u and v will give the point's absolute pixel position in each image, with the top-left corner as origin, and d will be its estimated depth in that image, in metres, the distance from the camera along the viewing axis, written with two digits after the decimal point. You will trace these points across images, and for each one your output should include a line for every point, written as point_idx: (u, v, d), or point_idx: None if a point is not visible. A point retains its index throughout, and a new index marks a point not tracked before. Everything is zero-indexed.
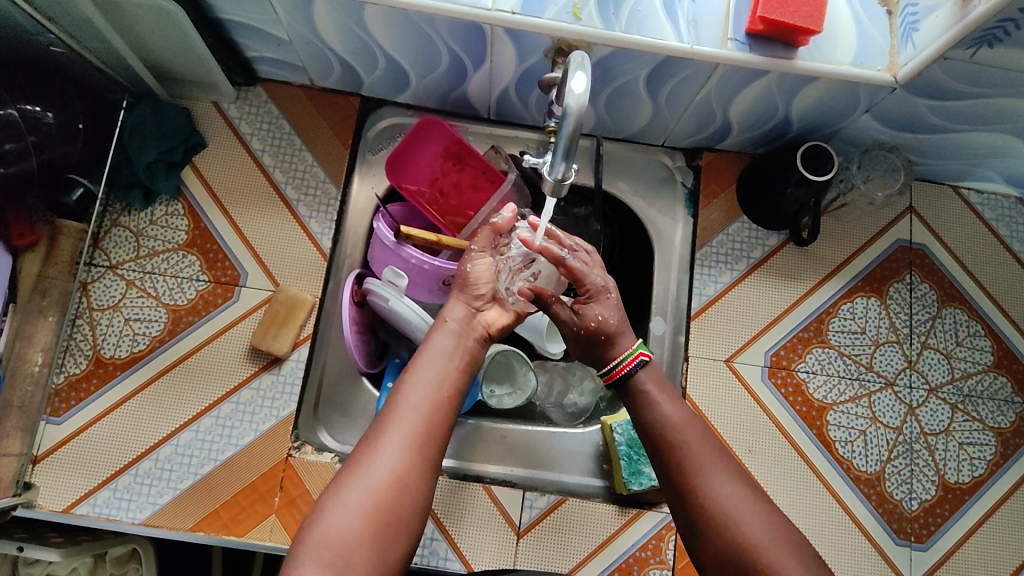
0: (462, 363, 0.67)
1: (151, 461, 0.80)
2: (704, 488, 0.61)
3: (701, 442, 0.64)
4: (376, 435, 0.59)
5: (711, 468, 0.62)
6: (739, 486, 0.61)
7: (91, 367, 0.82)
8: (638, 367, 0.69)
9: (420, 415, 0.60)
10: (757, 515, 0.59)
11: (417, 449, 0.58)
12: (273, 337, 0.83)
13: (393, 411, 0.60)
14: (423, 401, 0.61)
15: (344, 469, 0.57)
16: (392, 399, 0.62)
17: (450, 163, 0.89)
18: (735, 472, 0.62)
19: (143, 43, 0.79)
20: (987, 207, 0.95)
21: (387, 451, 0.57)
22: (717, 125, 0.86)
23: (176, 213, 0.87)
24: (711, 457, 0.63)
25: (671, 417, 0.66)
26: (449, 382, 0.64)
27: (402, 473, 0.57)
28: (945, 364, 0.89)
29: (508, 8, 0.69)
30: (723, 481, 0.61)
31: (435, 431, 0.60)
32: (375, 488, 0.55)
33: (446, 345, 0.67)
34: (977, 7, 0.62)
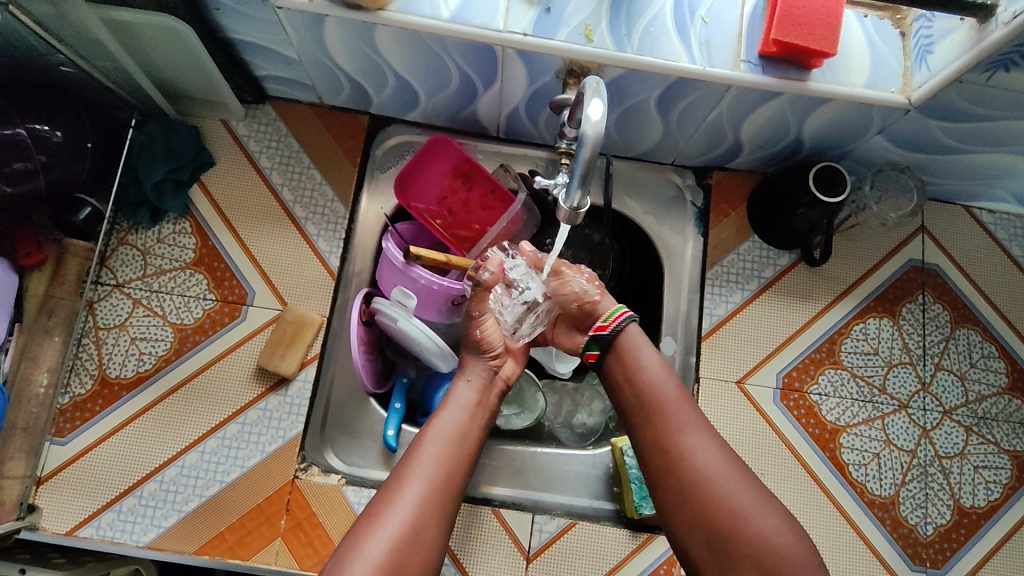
0: (478, 419, 0.72)
1: (156, 483, 0.79)
2: (682, 444, 0.69)
3: (683, 408, 0.71)
4: (395, 487, 0.63)
5: (691, 429, 0.70)
6: (717, 451, 0.69)
7: (97, 388, 0.81)
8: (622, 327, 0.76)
9: (436, 467, 0.65)
10: (730, 471, 0.67)
11: (433, 500, 0.63)
12: (280, 357, 0.82)
13: (411, 462, 0.65)
14: (440, 454, 0.66)
15: (364, 518, 0.61)
16: (411, 452, 0.66)
17: (458, 182, 0.88)
18: (715, 441, 0.70)
19: (153, 63, 0.79)
20: (999, 227, 0.94)
21: (404, 502, 0.61)
22: (728, 144, 0.85)
23: (184, 231, 0.86)
24: (688, 418, 0.71)
25: (657, 379, 0.73)
26: (467, 437, 0.69)
27: (419, 524, 0.61)
28: (959, 386, 0.88)
29: (519, 29, 0.69)
30: (705, 448, 0.69)
31: (451, 482, 0.65)
32: (393, 536, 0.59)
33: (464, 401, 0.72)
34: (994, 31, 0.62)
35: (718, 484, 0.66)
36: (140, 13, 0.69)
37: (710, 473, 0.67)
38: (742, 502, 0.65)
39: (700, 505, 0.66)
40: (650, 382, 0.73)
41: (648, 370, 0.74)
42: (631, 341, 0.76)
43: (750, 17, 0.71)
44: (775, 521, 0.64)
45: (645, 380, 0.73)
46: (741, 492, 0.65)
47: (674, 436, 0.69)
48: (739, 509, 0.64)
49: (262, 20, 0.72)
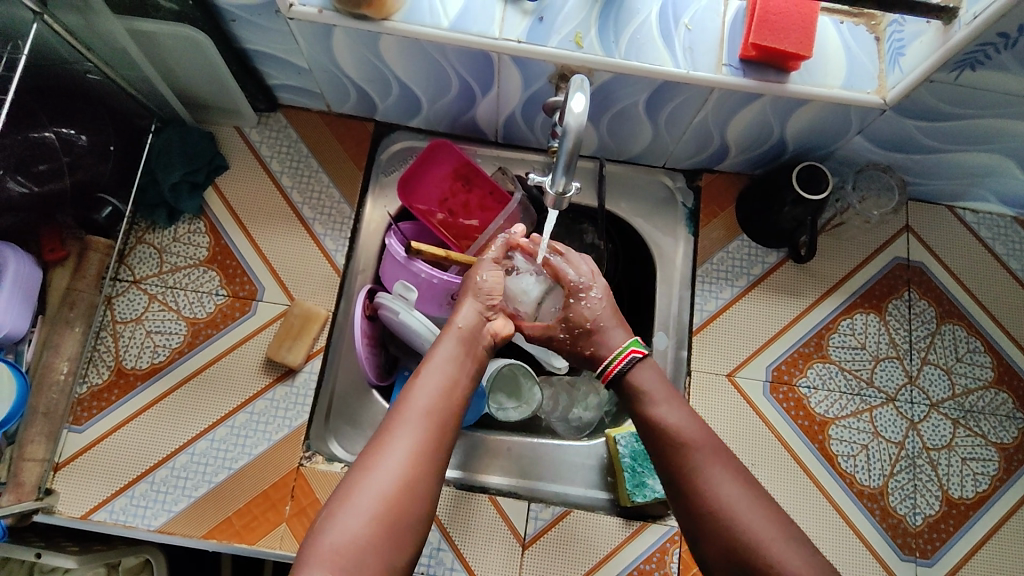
0: (465, 371, 0.71)
1: (167, 469, 0.83)
2: (710, 484, 0.66)
3: (700, 439, 0.69)
4: (382, 440, 0.62)
5: (719, 467, 0.67)
6: (738, 481, 0.66)
7: (113, 378, 0.86)
8: (632, 362, 0.76)
9: (425, 420, 0.64)
10: (761, 512, 0.63)
11: (422, 453, 0.62)
12: (287, 349, 0.86)
13: (398, 416, 0.64)
14: (428, 407, 0.65)
15: (351, 475, 0.61)
16: (399, 405, 0.65)
17: (458, 184, 0.93)
18: (734, 468, 0.67)
19: (173, 73, 0.85)
20: (983, 225, 0.97)
21: (393, 454, 0.61)
22: (715, 147, 0.89)
23: (198, 230, 0.91)
24: (717, 458, 0.68)
25: (678, 419, 0.71)
26: (453, 388, 0.68)
27: (409, 476, 0.60)
28: (946, 380, 0.90)
29: (514, 37, 0.74)
30: (724, 478, 0.66)
31: (440, 435, 0.64)
32: (382, 491, 0.59)
33: (451, 353, 0.71)
34: (957, 32, 0.65)
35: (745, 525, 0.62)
36: (163, 24, 0.74)
37: (737, 514, 0.63)
38: (775, 540, 0.61)
39: (730, 547, 0.63)
40: (671, 423, 0.71)
41: (659, 407, 0.72)
42: (638, 381, 0.75)
43: (731, 24, 0.76)
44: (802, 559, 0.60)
45: (666, 419, 0.71)
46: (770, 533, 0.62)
47: (697, 475, 0.67)
48: (774, 552, 0.61)
49: (276, 31, 0.77)
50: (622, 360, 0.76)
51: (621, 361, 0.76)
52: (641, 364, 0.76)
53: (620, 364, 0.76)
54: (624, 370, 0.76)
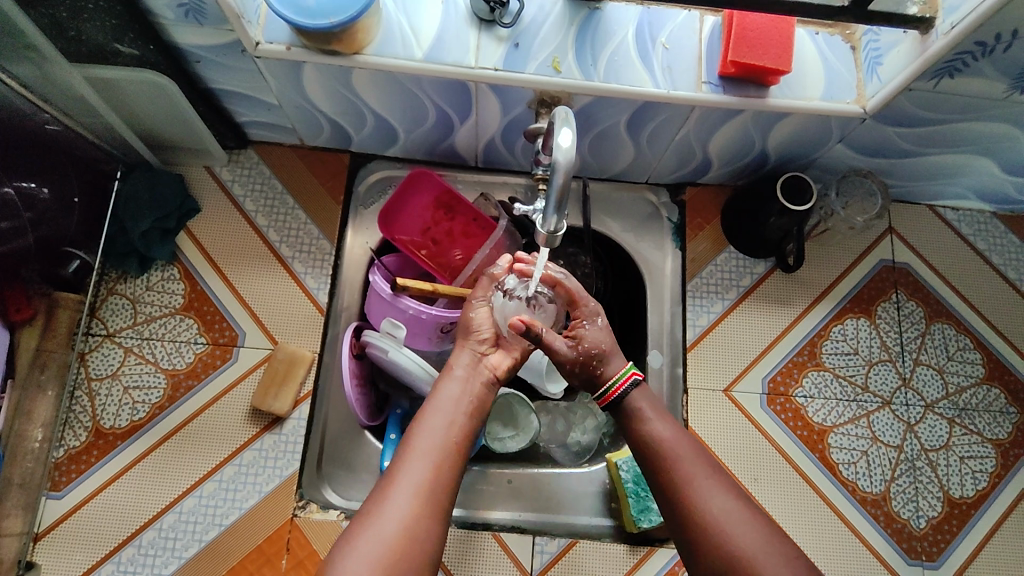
0: (469, 409, 0.68)
1: (155, 531, 0.79)
2: (700, 502, 0.63)
3: (692, 458, 0.66)
4: (385, 487, 0.60)
5: (705, 483, 0.64)
6: (733, 499, 0.63)
7: (91, 439, 0.82)
8: (632, 386, 0.71)
9: (429, 465, 0.62)
10: (755, 531, 0.61)
11: (427, 498, 0.60)
12: (273, 396, 0.83)
13: (403, 459, 0.62)
14: (434, 450, 0.63)
15: (353, 524, 0.58)
16: (402, 449, 0.63)
17: (440, 213, 0.91)
18: (730, 486, 0.65)
19: (137, 117, 0.81)
20: (963, 223, 0.98)
21: (396, 500, 0.59)
22: (698, 161, 0.88)
23: (172, 277, 0.88)
24: (708, 475, 0.65)
25: (674, 441, 0.67)
26: (458, 426, 0.66)
27: (413, 522, 0.58)
28: (939, 380, 0.91)
29: (490, 65, 0.72)
30: (717, 495, 0.63)
31: (444, 480, 0.62)
32: (385, 539, 0.57)
33: (454, 393, 0.69)
34: (934, 42, 0.65)
35: (737, 545, 0.60)
36: (124, 70, 0.71)
37: (727, 532, 0.61)
38: (765, 559, 0.59)
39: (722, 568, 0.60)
40: (663, 443, 0.67)
41: (652, 424, 0.69)
42: (635, 402, 0.71)
43: (709, 41, 0.75)
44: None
45: (658, 441, 0.68)
46: (763, 552, 0.59)
47: (688, 495, 0.64)
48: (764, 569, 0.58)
49: (242, 70, 0.75)
50: (623, 383, 0.72)
51: (623, 382, 0.71)
52: (637, 390, 0.72)
53: (621, 387, 0.71)
54: (624, 395, 0.71)
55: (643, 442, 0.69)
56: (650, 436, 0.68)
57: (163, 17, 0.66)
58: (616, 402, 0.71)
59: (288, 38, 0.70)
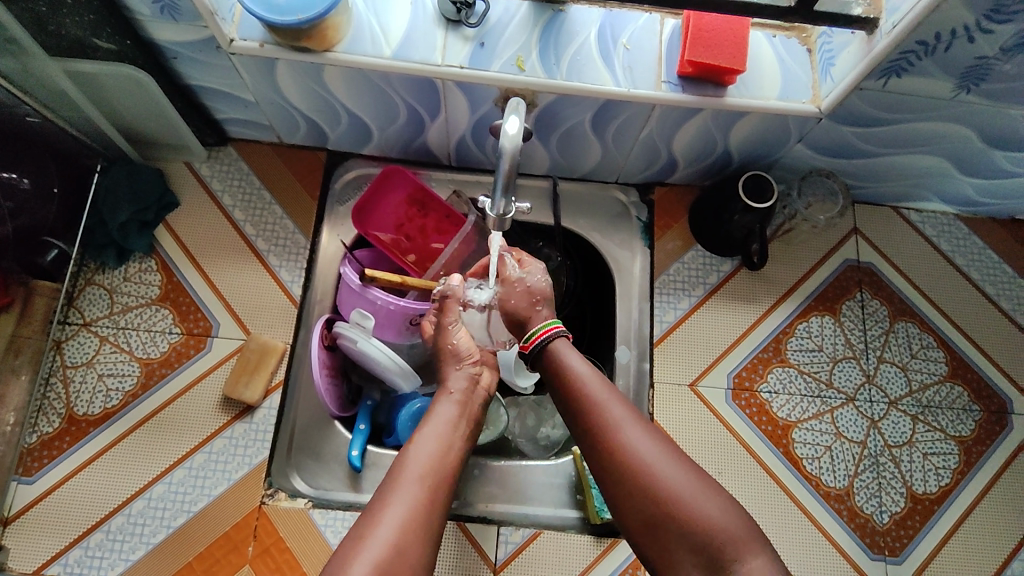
0: (461, 431, 0.71)
1: (123, 516, 0.80)
2: (622, 441, 0.65)
3: (613, 400, 0.68)
4: (378, 507, 0.61)
5: (626, 423, 0.66)
6: (653, 440, 0.65)
7: (64, 426, 0.83)
8: (556, 337, 0.75)
9: (422, 482, 0.63)
10: (677, 468, 0.63)
11: (419, 517, 0.61)
12: (244, 385, 0.84)
13: (396, 478, 0.64)
14: (426, 470, 0.65)
15: (349, 539, 0.59)
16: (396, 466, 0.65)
17: (414, 209, 0.93)
18: (649, 428, 0.66)
19: (117, 112, 0.84)
20: (927, 224, 1.00)
21: (389, 519, 0.60)
22: (665, 160, 0.91)
23: (149, 269, 0.90)
24: (629, 417, 0.67)
25: (588, 384, 0.70)
26: (448, 450, 0.68)
27: (405, 542, 0.59)
28: (902, 377, 0.92)
29: (456, 63, 0.75)
30: (639, 436, 0.65)
31: (438, 498, 0.63)
32: (379, 557, 0.57)
33: (448, 415, 0.72)
34: (879, 41, 0.67)
35: (663, 482, 0.62)
36: (103, 64, 0.74)
37: (651, 470, 0.63)
38: (692, 495, 0.61)
39: (646, 502, 0.62)
40: (586, 388, 0.69)
41: (572, 367, 0.72)
42: (557, 352, 0.74)
43: (668, 42, 0.77)
44: (723, 514, 0.60)
45: (580, 381, 0.70)
46: (690, 488, 0.61)
47: (612, 436, 0.66)
48: (689, 508, 0.60)
49: (218, 66, 0.77)
50: (542, 336, 0.75)
51: (541, 335, 0.75)
52: (560, 341, 0.75)
53: (541, 338, 0.75)
54: (548, 342, 0.74)
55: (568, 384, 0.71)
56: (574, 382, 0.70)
57: (140, 13, 0.69)
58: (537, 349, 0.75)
59: (261, 35, 0.73)
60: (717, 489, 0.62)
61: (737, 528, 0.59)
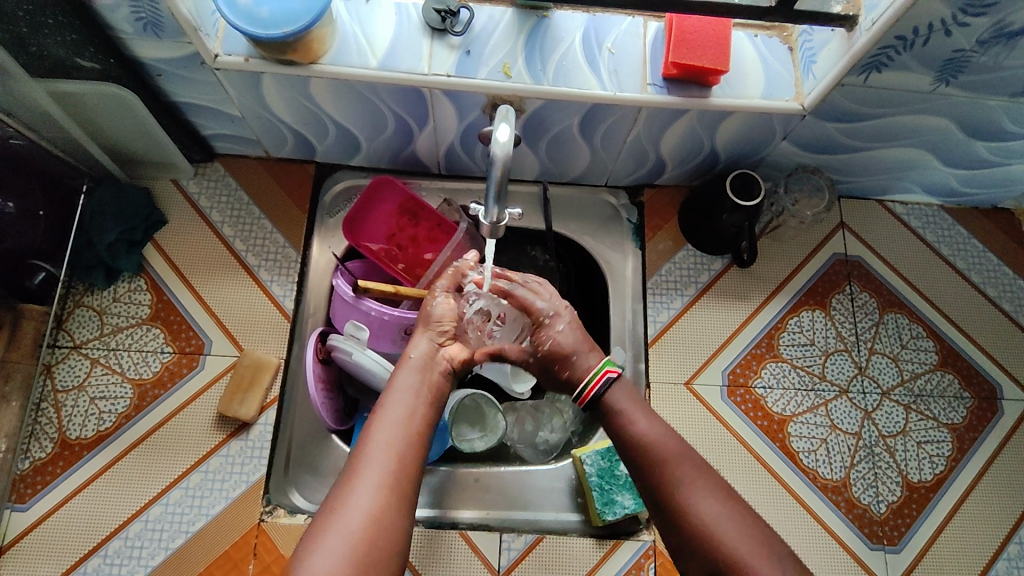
0: (426, 398, 0.69)
1: (121, 540, 0.79)
2: (688, 504, 0.63)
3: (683, 460, 0.66)
4: (348, 481, 0.60)
5: (698, 488, 0.64)
6: (723, 502, 0.63)
7: (57, 450, 0.82)
8: (609, 382, 0.72)
9: (390, 454, 0.62)
10: (741, 527, 0.61)
11: (391, 487, 0.60)
12: (239, 402, 0.84)
13: (363, 453, 0.62)
14: (394, 439, 0.63)
15: (319, 518, 0.58)
16: (362, 441, 0.64)
17: (405, 219, 0.93)
18: (719, 489, 0.64)
19: (102, 131, 0.83)
20: (912, 216, 1.01)
21: (360, 492, 0.59)
22: (653, 162, 0.91)
23: (139, 289, 0.89)
24: (697, 476, 0.65)
25: (659, 443, 0.68)
26: (416, 417, 0.66)
27: (378, 513, 0.58)
28: (894, 367, 0.93)
29: (443, 71, 0.75)
30: (707, 499, 0.63)
31: (408, 468, 0.62)
32: (353, 531, 0.56)
33: (411, 382, 0.69)
34: (859, 38, 0.68)
35: (727, 546, 0.60)
36: (87, 84, 0.73)
37: (716, 534, 0.61)
38: (756, 557, 0.59)
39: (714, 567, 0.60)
40: (652, 446, 0.67)
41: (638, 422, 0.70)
42: (617, 403, 0.72)
43: (653, 45, 0.78)
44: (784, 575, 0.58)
45: (649, 439, 0.68)
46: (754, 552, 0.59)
47: (678, 496, 0.64)
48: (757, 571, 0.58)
49: (203, 82, 0.77)
50: (597, 382, 0.73)
51: (598, 382, 0.72)
52: (613, 388, 0.73)
53: (597, 385, 0.72)
54: (603, 391, 0.72)
55: (636, 444, 0.69)
56: (638, 438, 0.69)
57: (123, 32, 0.69)
58: (594, 399, 0.73)
59: (245, 50, 0.73)
60: (781, 549, 0.60)
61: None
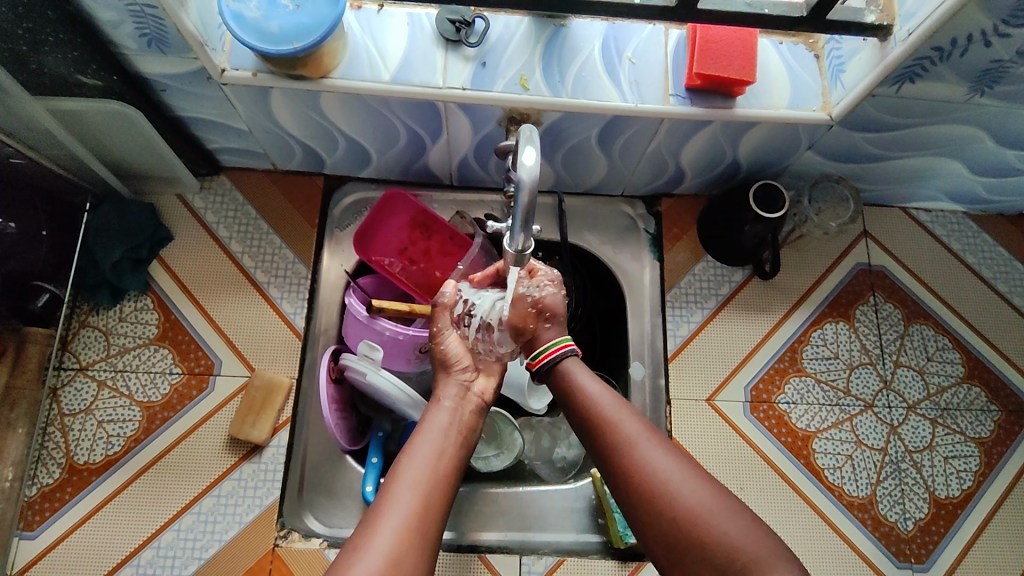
0: (455, 440, 0.67)
1: (132, 568, 0.77)
2: (639, 460, 0.61)
3: (629, 419, 0.65)
4: (374, 519, 0.58)
5: (646, 443, 0.62)
6: (670, 455, 0.61)
7: (65, 476, 0.80)
8: (568, 354, 0.72)
9: (417, 493, 0.60)
10: (691, 481, 0.59)
11: (416, 526, 0.58)
12: (251, 425, 0.82)
13: (390, 490, 0.60)
14: (423, 477, 0.61)
15: (341, 558, 0.55)
16: (390, 479, 0.61)
17: (417, 233, 0.91)
18: (667, 445, 0.63)
19: (104, 147, 0.80)
20: (937, 224, 0.99)
21: (385, 531, 0.56)
22: (672, 172, 0.89)
23: (146, 308, 0.86)
24: (643, 434, 0.64)
25: (605, 403, 0.67)
26: (445, 459, 0.64)
27: (401, 553, 0.55)
28: (920, 381, 0.91)
29: (458, 84, 0.72)
30: (654, 452, 0.62)
31: (434, 508, 0.60)
32: (377, 570, 0.53)
33: (440, 423, 0.68)
34: (894, 48, 0.65)
35: (679, 499, 0.58)
36: (89, 101, 0.71)
37: (668, 487, 0.59)
38: (710, 510, 0.57)
39: (665, 524, 0.58)
40: (601, 407, 0.67)
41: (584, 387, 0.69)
42: (570, 369, 0.71)
43: (674, 54, 0.75)
44: (739, 528, 0.55)
45: (594, 402, 0.67)
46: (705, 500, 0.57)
47: (626, 455, 0.62)
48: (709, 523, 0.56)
49: (209, 97, 0.74)
50: (552, 355, 0.72)
51: (552, 353, 0.72)
52: (572, 360, 0.72)
53: (549, 357, 0.72)
54: (557, 361, 0.72)
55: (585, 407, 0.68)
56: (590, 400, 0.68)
57: (126, 48, 0.66)
58: (546, 368, 0.72)
59: (253, 64, 0.70)
60: (735, 502, 0.58)
61: (759, 542, 0.55)
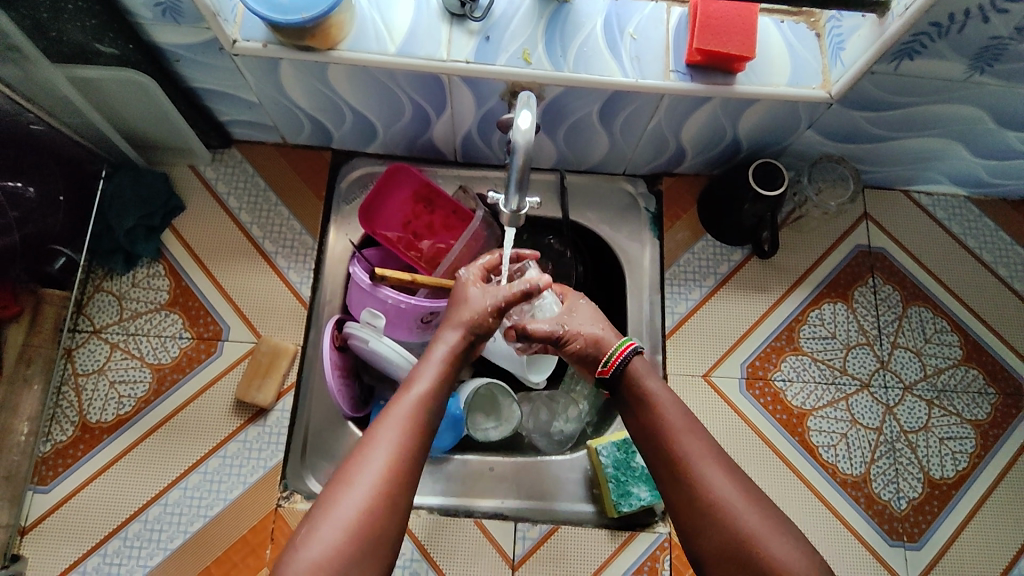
0: (449, 381, 0.68)
1: (140, 523, 0.80)
2: (700, 478, 0.63)
3: (696, 435, 0.67)
4: (363, 452, 0.60)
5: (711, 461, 0.64)
6: (731, 478, 0.63)
7: (78, 433, 0.83)
8: (630, 356, 0.73)
9: (407, 429, 0.62)
10: (752, 506, 0.62)
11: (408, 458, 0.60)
12: (257, 388, 0.84)
13: (382, 425, 0.62)
14: (418, 409, 0.64)
15: (331, 487, 0.58)
16: (384, 413, 0.63)
17: (420, 207, 0.92)
18: (729, 467, 0.65)
19: (121, 116, 0.83)
20: (938, 208, 0.99)
21: (374, 463, 0.59)
22: (673, 150, 0.90)
23: (157, 274, 0.89)
24: (710, 452, 0.65)
25: (671, 414, 0.68)
26: (437, 398, 0.66)
27: (390, 487, 0.58)
28: (917, 362, 0.92)
29: (462, 58, 0.74)
30: (717, 474, 0.63)
31: (420, 444, 0.62)
32: (362, 503, 0.57)
33: (439, 361, 0.69)
34: (891, 24, 0.66)
35: (742, 523, 0.60)
36: (106, 69, 0.73)
37: (729, 506, 0.61)
38: (767, 535, 0.60)
39: (724, 541, 0.61)
40: (663, 417, 0.68)
41: (654, 394, 0.70)
42: (637, 373, 0.72)
43: (676, 31, 0.76)
44: (796, 556, 0.59)
45: (659, 411, 0.68)
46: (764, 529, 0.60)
47: (688, 469, 0.64)
48: (767, 550, 0.59)
49: (221, 68, 0.77)
50: (620, 355, 0.73)
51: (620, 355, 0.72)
52: (638, 360, 0.73)
53: (621, 358, 0.72)
54: (630, 360, 0.72)
55: (649, 414, 0.69)
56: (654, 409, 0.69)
57: (141, 17, 0.68)
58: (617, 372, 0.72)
59: (264, 36, 0.72)
60: (785, 527, 0.62)
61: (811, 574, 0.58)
